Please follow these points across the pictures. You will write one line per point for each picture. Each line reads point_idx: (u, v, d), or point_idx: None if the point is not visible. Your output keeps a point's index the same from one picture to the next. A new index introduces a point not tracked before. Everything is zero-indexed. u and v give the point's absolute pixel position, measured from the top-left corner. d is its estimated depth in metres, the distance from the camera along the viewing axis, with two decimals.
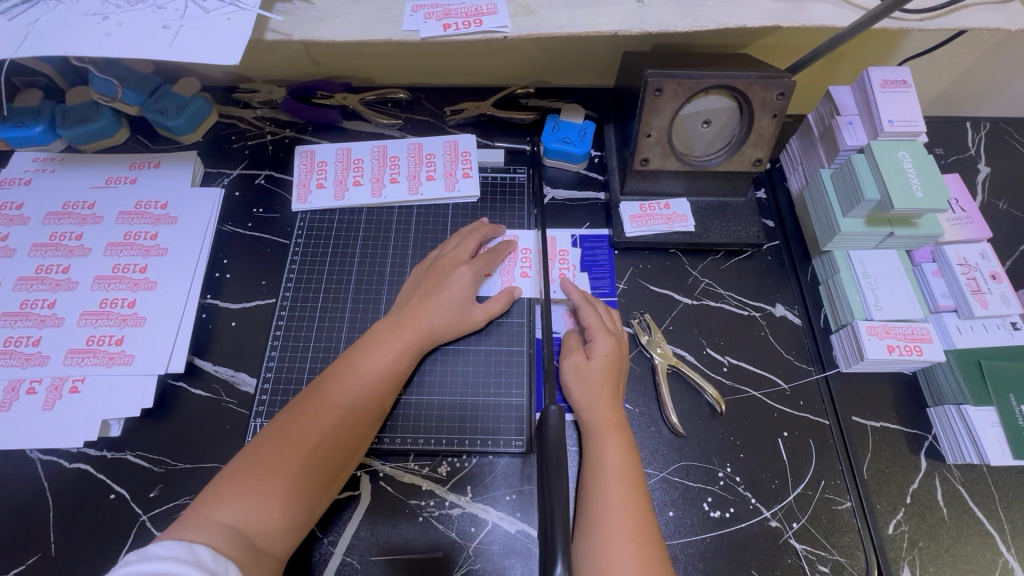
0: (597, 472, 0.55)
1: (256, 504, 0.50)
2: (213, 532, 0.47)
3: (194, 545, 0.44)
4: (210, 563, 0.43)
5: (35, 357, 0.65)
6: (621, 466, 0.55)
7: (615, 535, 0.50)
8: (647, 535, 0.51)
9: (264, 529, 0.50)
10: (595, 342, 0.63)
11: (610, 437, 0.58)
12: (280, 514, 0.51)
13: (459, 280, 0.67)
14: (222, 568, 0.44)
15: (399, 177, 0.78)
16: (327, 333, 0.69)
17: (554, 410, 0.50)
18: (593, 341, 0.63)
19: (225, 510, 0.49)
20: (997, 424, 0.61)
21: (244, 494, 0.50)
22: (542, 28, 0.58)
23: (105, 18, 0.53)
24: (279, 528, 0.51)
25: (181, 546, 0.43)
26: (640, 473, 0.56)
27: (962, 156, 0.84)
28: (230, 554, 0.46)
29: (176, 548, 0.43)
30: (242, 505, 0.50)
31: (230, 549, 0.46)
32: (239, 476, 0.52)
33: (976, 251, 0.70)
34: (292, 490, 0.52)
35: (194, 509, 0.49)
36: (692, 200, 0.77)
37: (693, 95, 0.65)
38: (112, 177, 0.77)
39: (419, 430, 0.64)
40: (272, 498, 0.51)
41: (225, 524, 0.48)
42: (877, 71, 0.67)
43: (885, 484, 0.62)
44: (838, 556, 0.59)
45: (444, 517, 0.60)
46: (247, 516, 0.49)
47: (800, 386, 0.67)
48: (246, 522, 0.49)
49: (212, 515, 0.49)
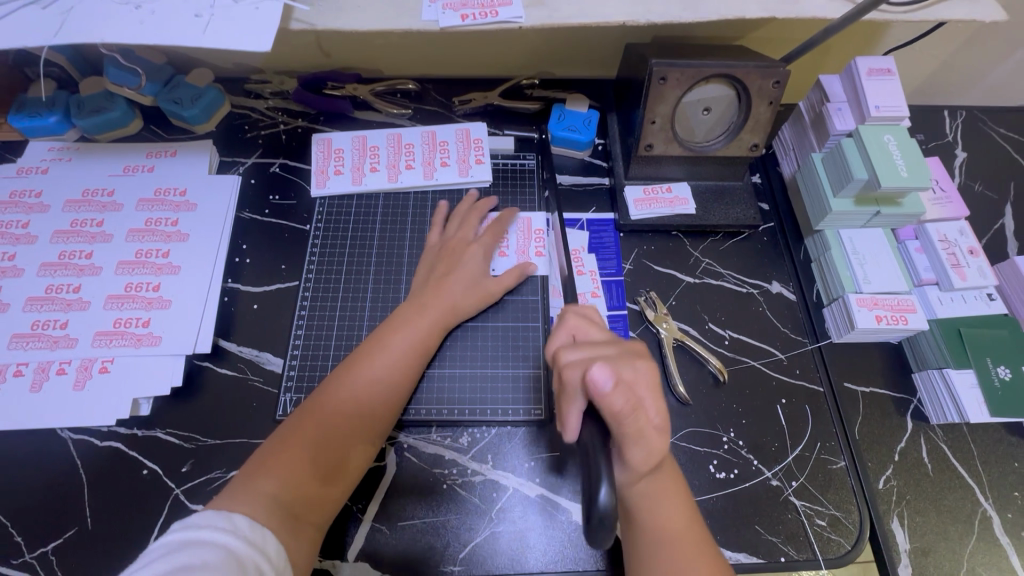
0: (662, 540, 0.51)
1: (293, 475, 0.54)
2: (257, 502, 0.51)
3: (232, 515, 0.48)
4: (247, 531, 0.48)
5: (63, 340, 0.67)
6: (681, 530, 0.51)
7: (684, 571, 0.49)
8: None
9: (300, 498, 0.53)
10: (648, 400, 0.49)
11: (669, 497, 0.53)
12: (315, 486, 0.55)
13: (472, 259, 0.71)
14: (259, 537, 0.48)
15: (414, 163, 0.80)
16: (350, 313, 0.72)
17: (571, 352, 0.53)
18: (645, 398, 0.49)
19: (266, 482, 0.52)
20: (975, 385, 0.66)
21: (283, 468, 0.54)
22: (554, 18, 0.62)
23: (138, 7, 0.55)
24: (315, 498, 0.54)
25: (219, 517, 0.47)
26: (700, 527, 0.53)
27: (941, 142, 0.90)
28: (271, 526, 0.50)
29: (214, 518, 0.47)
30: (280, 477, 0.53)
31: (271, 518, 0.50)
32: (276, 449, 0.55)
33: (955, 228, 0.75)
34: (327, 462, 0.56)
35: (234, 484, 0.52)
36: (692, 185, 0.81)
37: (694, 84, 0.69)
38: (130, 166, 0.79)
39: (444, 403, 0.67)
40: (308, 470, 0.54)
41: (267, 496, 0.51)
42: (863, 60, 0.72)
43: (875, 443, 0.67)
44: (834, 511, 0.64)
45: (467, 484, 0.64)
46: (286, 488, 0.53)
47: (796, 355, 0.72)
48: (284, 492, 0.52)
49: (255, 486, 0.52)
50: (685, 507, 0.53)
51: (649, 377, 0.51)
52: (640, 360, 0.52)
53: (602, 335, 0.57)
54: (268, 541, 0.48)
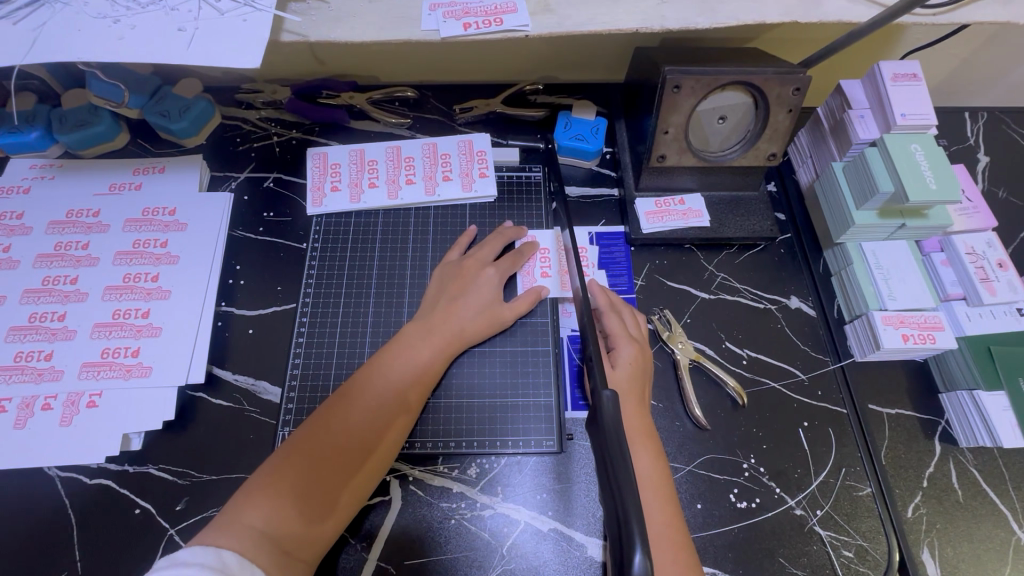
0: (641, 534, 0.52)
1: (285, 506, 0.50)
2: (245, 537, 0.47)
3: (221, 550, 0.45)
4: (235, 567, 0.44)
5: (48, 372, 0.63)
6: (653, 476, 0.55)
7: (665, 564, 0.50)
8: (680, 542, 0.52)
9: (291, 533, 0.49)
10: (618, 347, 0.63)
11: (651, 494, 0.54)
12: (307, 517, 0.51)
13: (484, 282, 0.67)
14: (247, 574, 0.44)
15: (414, 177, 0.77)
16: (350, 341, 0.68)
17: (607, 396, 0.47)
18: (616, 347, 0.63)
19: (256, 513, 0.49)
20: (1007, 408, 0.63)
21: (273, 498, 0.50)
22: (563, 26, 0.58)
23: (116, 21, 0.51)
24: (308, 529, 0.51)
25: (207, 553, 0.43)
26: (669, 479, 0.56)
27: (963, 146, 0.86)
28: (260, 562, 0.46)
29: (203, 555, 0.43)
30: (271, 507, 0.50)
31: (260, 553, 0.46)
32: (267, 478, 0.52)
33: (983, 240, 0.71)
34: (320, 492, 0.52)
35: (224, 513, 0.49)
36: (706, 195, 0.77)
37: (711, 91, 0.65)
38: (116, 183, 0.75)
39: (450, 434, 0.64)
40: (299, 499, 0.51)
41: (255, 528, 0.48)
42: (887, 65, 0.68)
43: (903, 469, 0.64)
44: (861, 541, 0.61)
45: (476, 519, 0.61)
46: (276, 520, 0.49)
47: (817, 376, 0.69)
48: (275, 527, 0.49)
49: (243, 519, 0.48)
50: (653, 454, 0.57)
51: (632, 326, 0.65)
52: (625, 314, 0.67)
53: (613, 301, 0.68)
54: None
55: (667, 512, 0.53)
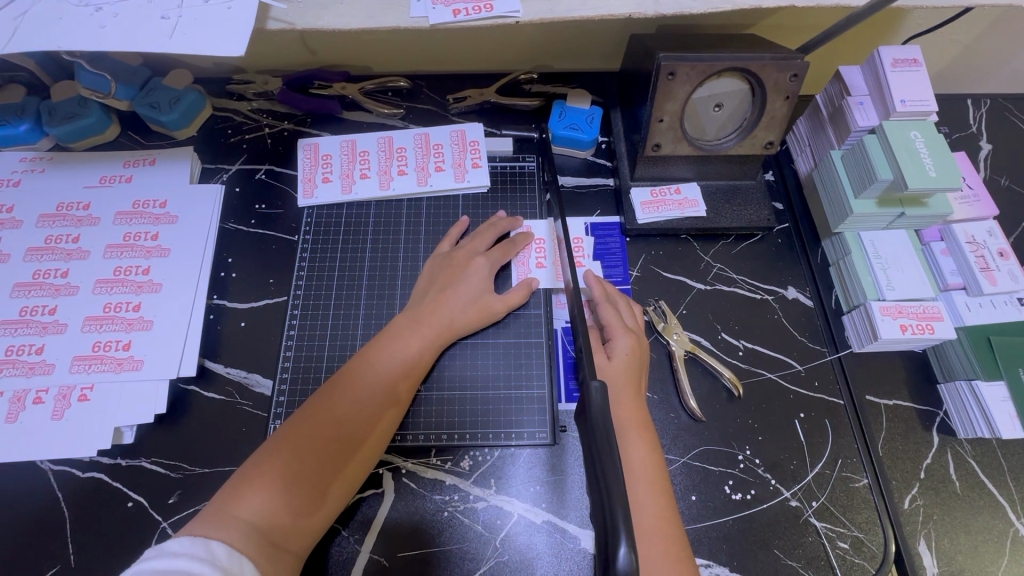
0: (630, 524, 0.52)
1: (274, 499, 0.50)
2: (233, 530, 0.47)
3: (209, 541, 0.44)
4: (225, 560, 0.43)
5: (39, 366, 0.63)
6: (645, 466, 0.55)
7: (653, 554, 0.50)
8: (671, 532, 0.52)
9: (280, 526, 0.49)
10: (613, 339, 0.62)
11: (642, 484, 0.53)
12: (296, 509, 0.51)
13: (475, 273, 0.66)
14: (237, 567, 0.44)
15: (406, 168, 0.76)
16: (342, 334, 0.67)
17: (595, 387, 0.46)
18: (611, 339, 0.62)
19: (244, 505, 0.49)
20: (1006, 398, 0.62)
21: (262, 490, 0.50)
22: (555, 11, 0.57)
23: (98, 9, 0.51)
24: (297, 522, 0.50)
25: (196, 544, 0.43)
26: (662, 469, 0.56)
27: (965, 133, 0.85)
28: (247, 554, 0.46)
29: (192, 546, 0.43)
30: (259, 500, 0.49)
31: (248, 545, 0.46)
32: (257, 470, 0.51)
33: (984, 229, 0.70)
34: (308, 485, 0.52)
35: (213, 504, 0.49)
36: (702, 185, 0.76)
37: (706, 78, 0.64)
38: (107, 176, 0.74)
39: (442, 426, 0.64)
40: (288, 491, 0.51)
41: (244, 520, 0.48)
42: (887, 50, 0.67)
43: (900, 460, 0.64)
44: (857, 532, 0.60)
45: (468, 510, 0.60)
46: (265, 512, 0.49)
47: (815, 367, 0.68)
48: (264, 519, 0.49)
49: (231, 511, 0.48)
50: (645, 444, 0.56)
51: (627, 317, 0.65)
52: (620, 305, 0.66)
53: (608, 292, 0.67)
54: (245, 565, 0.44)
55: (660, 503, 0.53)
